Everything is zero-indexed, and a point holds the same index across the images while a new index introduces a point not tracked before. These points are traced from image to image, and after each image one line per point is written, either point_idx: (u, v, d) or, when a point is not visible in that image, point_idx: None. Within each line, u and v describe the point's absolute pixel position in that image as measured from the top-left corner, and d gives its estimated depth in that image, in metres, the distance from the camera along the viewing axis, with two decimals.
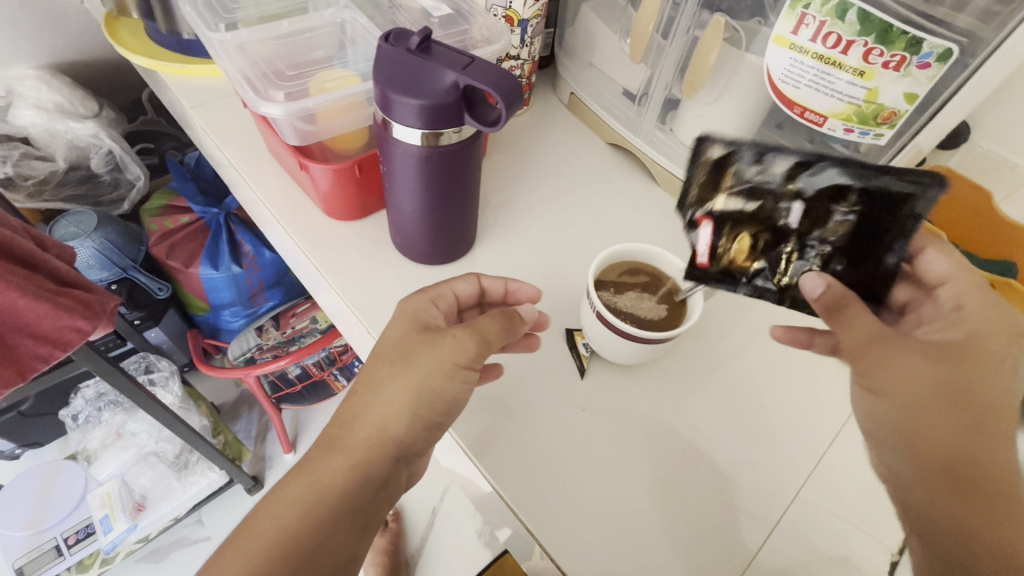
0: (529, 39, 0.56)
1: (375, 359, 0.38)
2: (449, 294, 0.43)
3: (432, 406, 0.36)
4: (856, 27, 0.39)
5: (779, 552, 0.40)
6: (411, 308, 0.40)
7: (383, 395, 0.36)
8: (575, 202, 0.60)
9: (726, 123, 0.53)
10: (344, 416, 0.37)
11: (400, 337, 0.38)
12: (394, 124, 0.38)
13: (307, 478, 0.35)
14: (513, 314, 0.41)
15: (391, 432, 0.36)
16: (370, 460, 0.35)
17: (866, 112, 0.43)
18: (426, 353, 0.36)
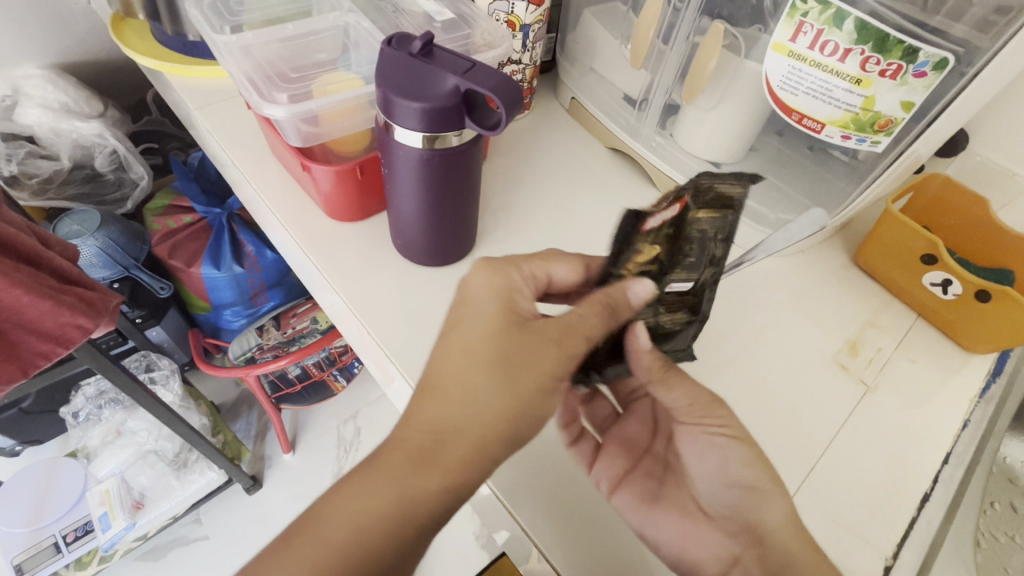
0: (531, 43, 0.57)
1: (456, 361, 0.36)
2: (543, 276, 0.41)
3: (521, 420, 0.35)
4: (853, 36, 0.40)
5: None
6: (504, 293, 0.38)
7: (480, 400, 0.34)
8: (575, 206, 0.60)
9: (725, 128, 0.53)
10: (428, 424, 0.34)
11: (493, 332, 0.36)
12: (395, 126, 0.39)
13: (394, 486, 0.32)
14: (617, 300, 0.38)
15: (485, 448, 0.34)
16: (458, 475, 0.34)
17: (864, 119, 0.43)
18: (531, 360, 0.35)
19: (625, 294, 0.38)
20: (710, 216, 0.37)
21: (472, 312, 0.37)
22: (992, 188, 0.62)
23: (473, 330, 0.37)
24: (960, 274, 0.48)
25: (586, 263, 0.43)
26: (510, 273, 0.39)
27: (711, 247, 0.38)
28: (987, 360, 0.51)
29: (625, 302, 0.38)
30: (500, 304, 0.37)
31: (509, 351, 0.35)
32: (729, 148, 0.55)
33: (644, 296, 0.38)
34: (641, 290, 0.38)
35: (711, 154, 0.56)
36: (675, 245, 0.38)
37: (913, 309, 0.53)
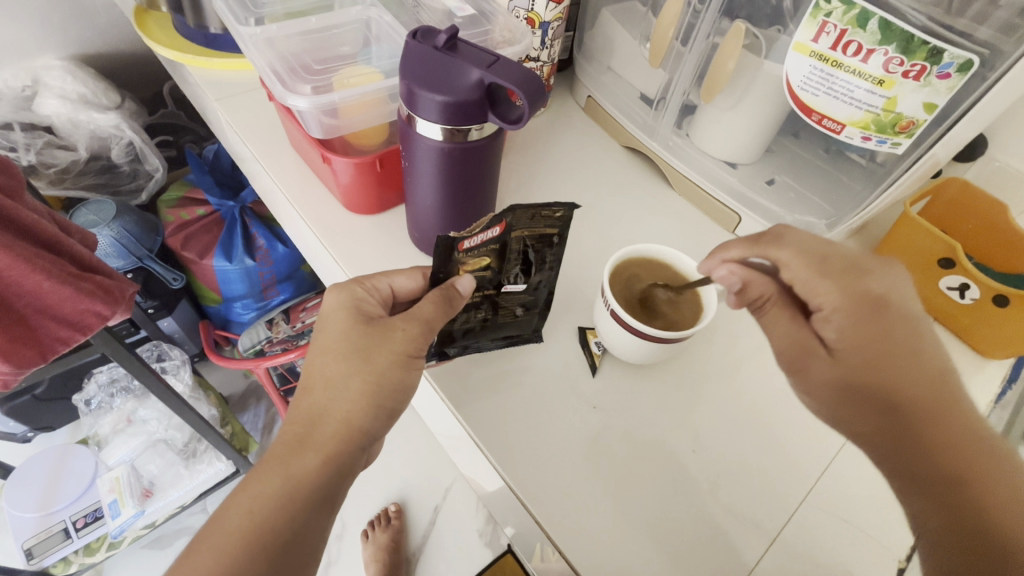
0: (550, 41, 0.57)
1: (328, 350, 0.38)
2: (385, 289, 0.42)
3: (383, 391, 0.38)
4: (877, 36, 0.40)
5: (785, 555, 0.41)
6: (348, 303, 0.40)
7: (341, 390, 0.37)
8: (590, 203, 0.61)
9: (743, 128, 0.53)
10: (304, 410, 0.38)
11: (343, 328, 0.39)
12: (417, 119, 0.39)
13: (279, 470, 0.35)
14: (451, 294, 0.40)
15: (366, 417, 0.37)
16: (338, 448, 0.36)
17: (885, 120, 0.43)
18: (379, 348, 0.38)
19: (452, 288, 0.40)
20: (538, 232, 0.42)
21: (328, 321, 0.40)
22: (1008, 194, 0.61)
23: (329, 338, 0.39)
24: (978, 278, 0.47)
25: (424, 270, 0.43)
26: (357, 284, 0.40)
27: (537, 256, 0.43)
28: (1003, 366, 0.51)
29: (460, 295, 0.41)
30: (348, 309, 0.39)
31: (361, 346, 0.38)
32: (745, 149, 0.55)
33: (469, 288, 0.41)
34: (467, 284, 0.41)
35: (728, 154, 0.56)
36: (504, 255, 0.42)
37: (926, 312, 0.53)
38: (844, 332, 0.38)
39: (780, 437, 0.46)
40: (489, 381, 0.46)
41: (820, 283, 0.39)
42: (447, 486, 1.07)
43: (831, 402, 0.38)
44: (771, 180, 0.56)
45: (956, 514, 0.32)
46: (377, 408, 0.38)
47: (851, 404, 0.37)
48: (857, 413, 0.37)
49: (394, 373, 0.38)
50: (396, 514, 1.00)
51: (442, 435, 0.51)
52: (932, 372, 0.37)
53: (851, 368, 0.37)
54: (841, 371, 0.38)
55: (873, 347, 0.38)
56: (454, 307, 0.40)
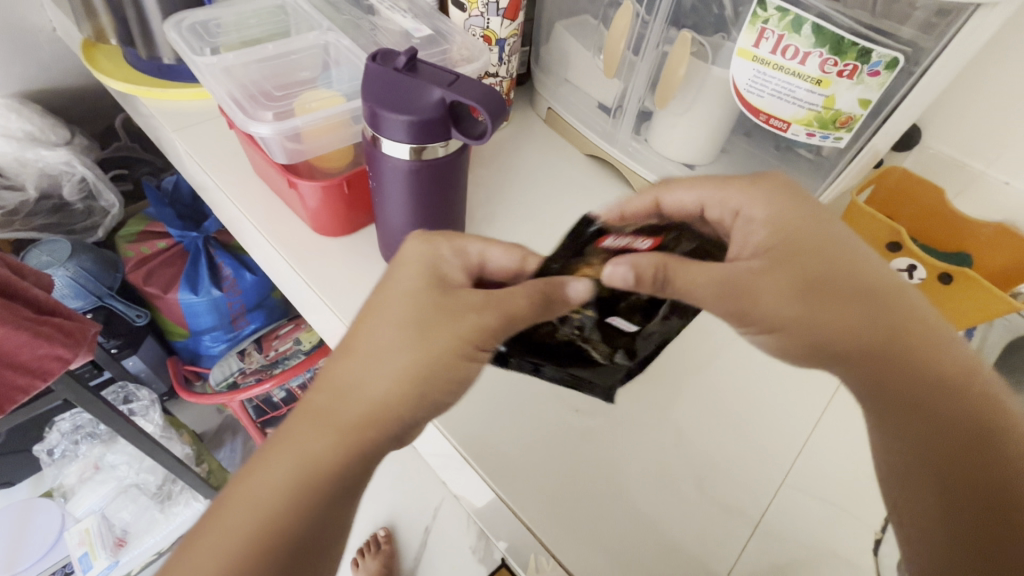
0: (507, 57, 0.59)
1: (377, 315, 0.35)
2: (474, 253, 0.39)
3: (430, 381, 0.34)
4: (811, 40, 0.42)
5: (770, 539, 0.42)
6: (424, 259, 0.37)
7: (384, 362, 0.34)
8: (558, 211, 0.62)
9: (698, 131, 0.56)
10: (329, 386, 0.34)
11: (406, 295, 0.36)
12: (382, 139, 0.40)
13: (289, 454, 0.32)
14: (556, 289, 0.36)
15: (396, 406, 0.33)
16: (358, 438, 0.33)
17: (825, 117, 0.46)
18: (441, 326, 0.34)
19: (561, 285, 0.36)
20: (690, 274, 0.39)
21: (394, 280, 0.37)
22: None
23: (384, 302, 0.36)
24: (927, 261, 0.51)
25: (524, 251, 0.40)
26: (441, 243, 0.38)
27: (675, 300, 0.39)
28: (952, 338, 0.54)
29: (563, 296, 0.36)
30: (424, 266, 0.37)
31: (421, 318, 0.35)
32: (701, 151, 0.58)
33: (580, 296, 0.36)
34: (580, 290, 0.36)
35: (686, 157, 0.59)
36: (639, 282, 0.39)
37: None
38: (771, 229, 0.37)
39: (755, 425, 0.47)
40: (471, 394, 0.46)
41: (755, 195, 0.38)
42: (436, 505, 1.05)
43: (795, 303, 0.35)
44: None
45: (923, 422, 0.36)
46: (405, 399, 0.34)
47: (820, 314, 0.35)
48: (824, 312, 0.35)
49: (442, 361, 0.34)
50: (386, 539, 1.00)
51: (429, 453, 0.50)
52: (920, 302, 0.37)
53: (805, 280, 0.35)
54: (783, 270, 0.35)
55: (807, 244, 0.36)
56: (552, 309, 0.36)
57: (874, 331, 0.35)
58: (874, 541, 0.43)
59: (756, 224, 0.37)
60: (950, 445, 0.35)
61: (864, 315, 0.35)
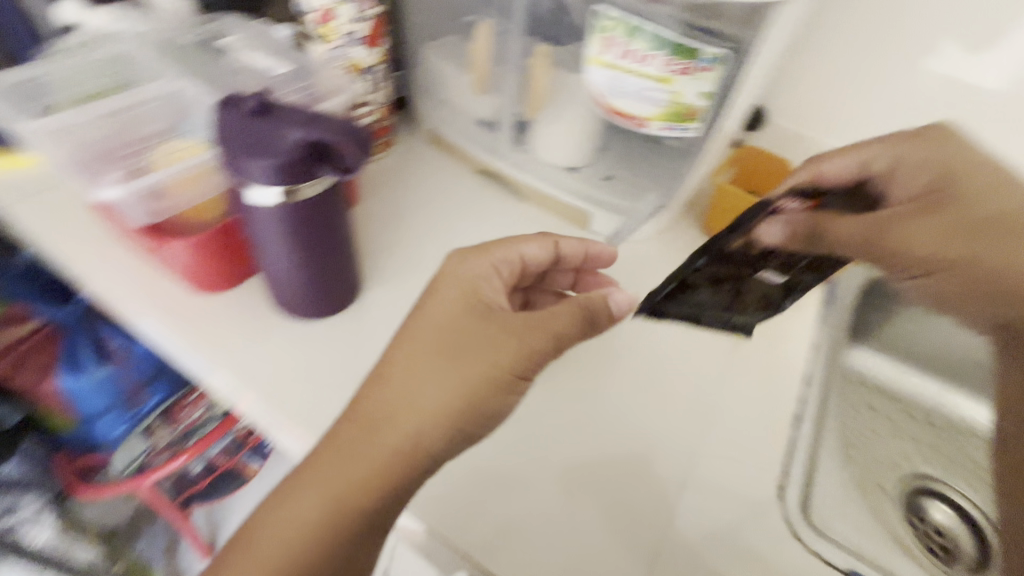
0: (377, 84, 0.59)
1: (408, 342, 0.39)
2: (517, 257, 0.46)
3: (463, 419, 0.37)
4: (648, 43, 0.44)
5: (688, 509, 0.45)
6: (463, 287, 0.41)
7: (423, 390, 0.37)
8: (455, 230, 0.62)
9: (572, 136, 0.59)
10: (371, 411, 0.37)
11: (447, 319, 0.39)
12: (249, 185, 0.38)
13: (324, 481, 0.36)
14: (593, 307, 0.44)
15: (428, 441, 0.36)
16: (390, 470, 0.36)
17: (675, 111, 0.48)
18: (473, 355, 0.38)
19: (589, 306, 0.44)
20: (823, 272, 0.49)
21: (427, 308, 0.40)
22: None
23: (422, 331, 0.39)
24: None
25: (554, 241, 0.49)
26: (486, 261, 0.44)
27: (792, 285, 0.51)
28: None
29: (599, 308, 0.44)
30: (463, 292, 0.41)
31: (455, 347, 0.38)
32: (579, 154, 0.61)
33: (624, 302, 0.45)
34: (621, 300, 0.45)
35: (566, 161, 0.61)
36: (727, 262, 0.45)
37: None
38: (908, 178, 0.49)
39: (665, 403, 0.50)
40: None
41: (908, 152, 0.48)
42: None
43: (944, 238, 0.50)
44: (610, 176, 0.63)
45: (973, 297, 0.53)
46: (440, 437, 0.37)
47: (949, 238, 0.50)
48: (929, 230, 0.50)
49: (484, 387, 0.38)
50: None
51: None
52: (994, 200, 0.49)
53: (958, 215, 0.49)
54: (936, 218, 0.49)
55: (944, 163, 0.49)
56: (593, 324, 0.43)
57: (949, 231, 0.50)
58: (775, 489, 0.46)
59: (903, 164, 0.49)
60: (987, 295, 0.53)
61: (945, 222, 0.49)
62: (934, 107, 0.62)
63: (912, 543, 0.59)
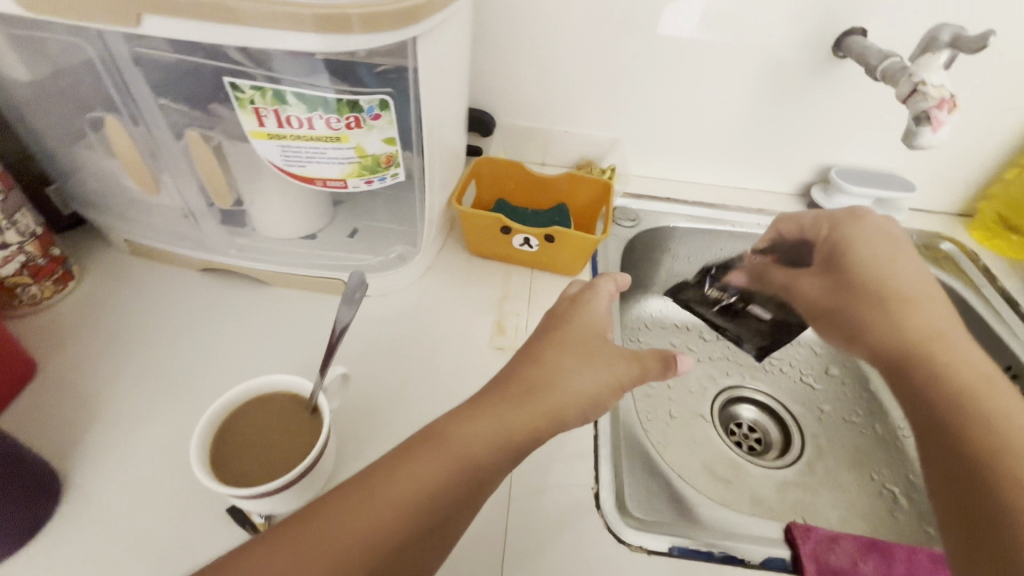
0: (7, 220, 0.46)
1: (548, 345, 0.40)
2: (597, 305, 0.43)
3: (522, 443, 0.35)
4: (302, 106, 0.40)
5: (521, 564, 0.40)
6: (587, 314, 0.42)
7: (525, 396, 0.36)
8: (190, 351, 0.52)
9: (286, 206, 0.52)
10: (537, 374, 0.38)
11: (584, 332, 0.41)
12: None
13: (448, 456, 0.33)
14: (669, 358, 0.41)
15: (598, 405, 0.38)
16: (474, 462, 0.33)
17: (368, 163, 0.44)
18: (567, 365, 0.38)
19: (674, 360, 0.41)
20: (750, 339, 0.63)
21: (570, 318, 0.42)
22: (526, 148, 0.76)
23: (571, 334, 0.40)
24: (529, 230, 0.57)
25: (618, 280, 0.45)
26: (579, 312, 0.42)
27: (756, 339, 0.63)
28: (586, 273, 0.63)
29: (655, 368, 0.40)
30: (593, 322, 0.42)
31: (574, 350, 0.39)
32: (307, 222, 0.55)
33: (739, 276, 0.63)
34: (685, 361, 0.41)
35: (297, 231, 0.55)
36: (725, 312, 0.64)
37: (523, 265, 0.63)
38: (836, 244, 0.49)
39: None
40: None
41: (839, 240, 0.49)
42: None
43: (829, 300, 0.48)
44: (354, 230, 0.58)
45: (952, 409, 0.39)
46: (596, 407, 0.38)
47: (838, 300, 0.47)
48: (884, 353, 0.44)
49: (601, 392, 0.38)
50: None
51: None
52: (954, 369, 0.40)
53: (857, 284, 0.47)
54: (831, 281, 0.49)
55: (872, 277, 0.46)
56: (670, 369, 0.40)
57: (849, 302, 0.47)
58: (594, 495, 0.44)
59: (842, 229, 0.50)
60: (950, 403, 0.39)
61: (858, 293, 0.46)
62: (617, 80, 0.68)
63: (739, 457, 0.66)
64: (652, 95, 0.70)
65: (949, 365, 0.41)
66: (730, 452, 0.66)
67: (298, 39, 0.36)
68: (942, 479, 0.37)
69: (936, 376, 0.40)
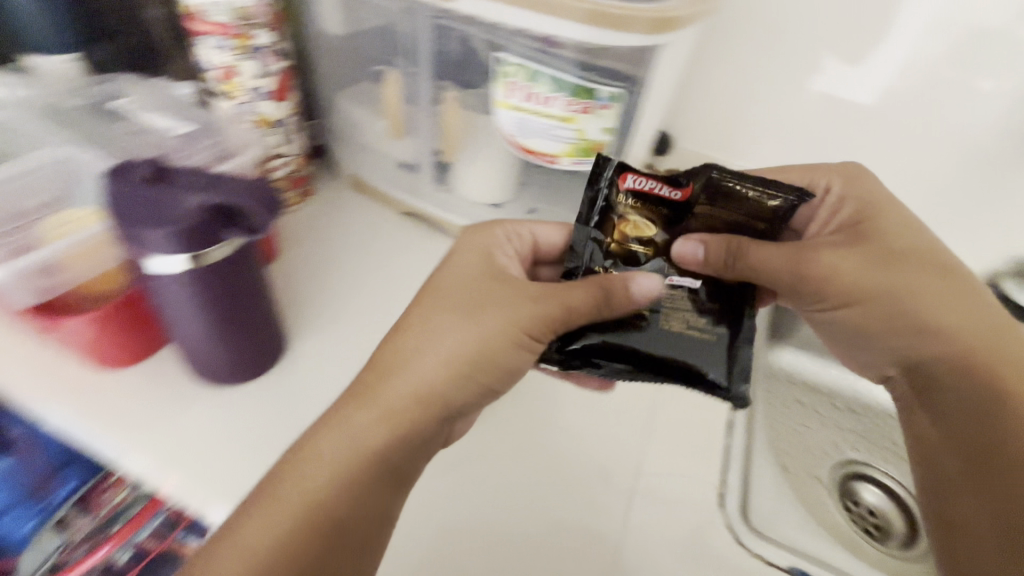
0: (292, 135, 0.59)
1: (441, 296, 0.40)
2: (527, 234, 0.48)
3: (419, 409, 0.37)
4: (550, 87, 0.47)
5: (637, 531, 0.44)
6: (481, 250, 0.44)
7: (426, 358, 0.38)
8: (386, 274, 0.61)
9: (491, 174, 0.60)
10: (390, 354, 0.38)
11: (476, 282, 0.41)
12: (148, 258, 0.37)
13: (350, 440, 0.35)
14: (612, 286, 0.39)
15: (508, 364, 0.39)
16: (370, 446, 0.35)
17: (583, 147, 0.50)
18: (482, 317, 0.39)
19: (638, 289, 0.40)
20: None
21: (458, 263, 0.43)
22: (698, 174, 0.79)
23: (464, 291, 0.40)
24: None
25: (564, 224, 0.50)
26: (494, 233, 0.46)
27: None
28: None
29: (626, 292, 0.39)
30: (483, 253, 0.43)
31: (475, 301, 0.39)
32: (501, 189, 0.61)
33: None
34: (647, 285, 0.40)
35: (491, 198, 0.62)
36: None
37: None
38: (860, 214, 0.47)
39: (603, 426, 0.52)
40: None
41: (844, 212, 0.47)
42: None
43: (805, 268, 0.44)
44: (534, 209, 0.65)
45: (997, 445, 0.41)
46: (504, 363, 0.39)
47: (846, 261, 0.45)
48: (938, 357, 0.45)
49: (508, 348, 0.39)
50: None
51: None
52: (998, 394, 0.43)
53: (888, 254, 0.45)
54: (795, 251, 0.44)
55: (873, 265, 0.45)
56: (612, 302, 0.39)
57: (835, 278, 0.45)
58: (718, 494, 0.47)
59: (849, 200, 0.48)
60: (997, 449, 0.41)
61: (879, 278, 0.45)
62: (812, 129, 0.69)
63: (856, 537, 0.61)
64: (843, 147, 0.69)
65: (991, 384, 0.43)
66: (848, 528, 0.62)
67: (566, 26, 0.43)
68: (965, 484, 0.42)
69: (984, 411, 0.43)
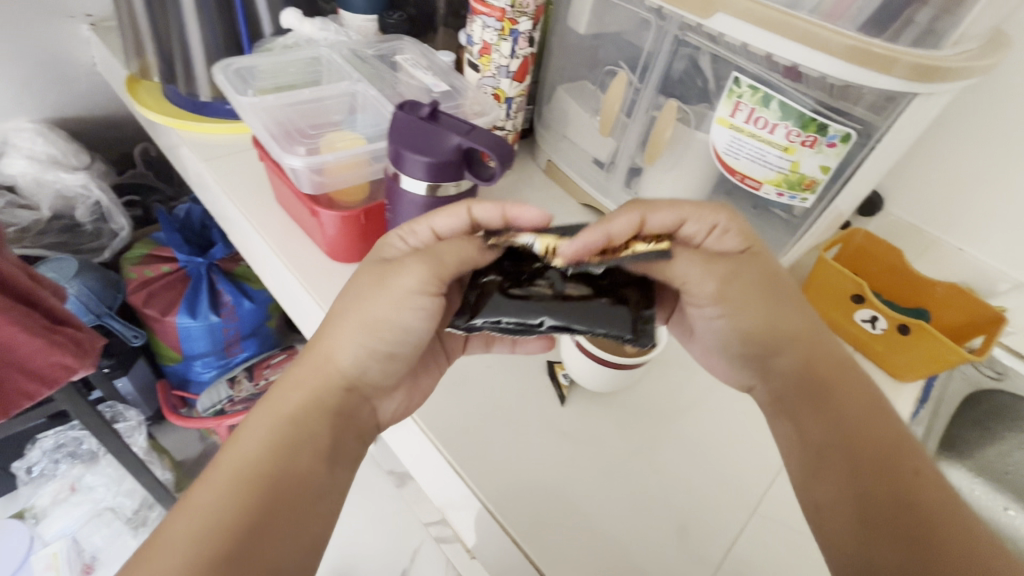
0: (513, 113, 0.66)
1: (343, 292, 0.41)
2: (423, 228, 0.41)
3: (323, 385, 0.38)
4: (778, 114, 0.48)
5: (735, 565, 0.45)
6: (375, 248, 0.42)
7: (331, 343, 0.39)
8: None
9: (681, 189, 0.61)
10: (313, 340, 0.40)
11: (372, 269, 0.41)
12: (403, 176, 0.45)
13: (277, 410, 0.36)
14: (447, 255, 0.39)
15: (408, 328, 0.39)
16: (294, 411, 0.36)
17: (792, 179, 0.50)
18: (378, 295, 0.39)
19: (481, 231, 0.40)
20: None
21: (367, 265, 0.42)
22: (905, 244, 0.70)
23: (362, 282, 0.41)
24: (884, 310, 0.56)
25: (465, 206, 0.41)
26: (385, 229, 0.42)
27: None
28: (914, 387, 0.58)
29: (512, 227, 0.41)
30: (373, 250, 0.42)
31: (374, 282, 0.40)
32: None
33: None
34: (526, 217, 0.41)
35: None
36: None
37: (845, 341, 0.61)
38: (742, 241, 0.42)
39: (724, 456, 0.51)
40: (466, 420, 0.50)
41: (734, 233, 0.42)
42: (415, 549, 1.00)
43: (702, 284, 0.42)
44: None
45: (879, 478, 0.35)
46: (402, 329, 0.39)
47: (715, 290, 0.42)
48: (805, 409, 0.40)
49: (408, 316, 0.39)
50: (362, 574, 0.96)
51: (424, 471, 0.54)
52: (890, 424, 0.38)
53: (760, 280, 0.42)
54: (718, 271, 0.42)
55: (765, 285, 0.42)
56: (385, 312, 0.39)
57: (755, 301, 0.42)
58: None
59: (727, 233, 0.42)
60: (891, 478, 0.35)
61: (761, 302, 0.42)
62: None
63: None
64: None
65: (870, 418, 0.38)
66: None
67: (817, 58, 0.43)
68: (836, 482, 0.36)
69: (863, 441, 0.37)
